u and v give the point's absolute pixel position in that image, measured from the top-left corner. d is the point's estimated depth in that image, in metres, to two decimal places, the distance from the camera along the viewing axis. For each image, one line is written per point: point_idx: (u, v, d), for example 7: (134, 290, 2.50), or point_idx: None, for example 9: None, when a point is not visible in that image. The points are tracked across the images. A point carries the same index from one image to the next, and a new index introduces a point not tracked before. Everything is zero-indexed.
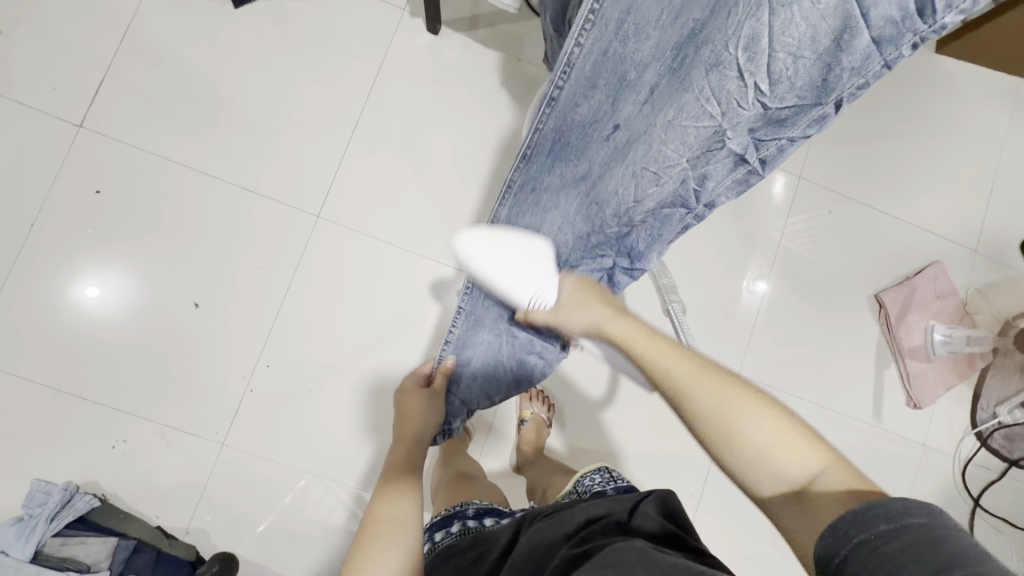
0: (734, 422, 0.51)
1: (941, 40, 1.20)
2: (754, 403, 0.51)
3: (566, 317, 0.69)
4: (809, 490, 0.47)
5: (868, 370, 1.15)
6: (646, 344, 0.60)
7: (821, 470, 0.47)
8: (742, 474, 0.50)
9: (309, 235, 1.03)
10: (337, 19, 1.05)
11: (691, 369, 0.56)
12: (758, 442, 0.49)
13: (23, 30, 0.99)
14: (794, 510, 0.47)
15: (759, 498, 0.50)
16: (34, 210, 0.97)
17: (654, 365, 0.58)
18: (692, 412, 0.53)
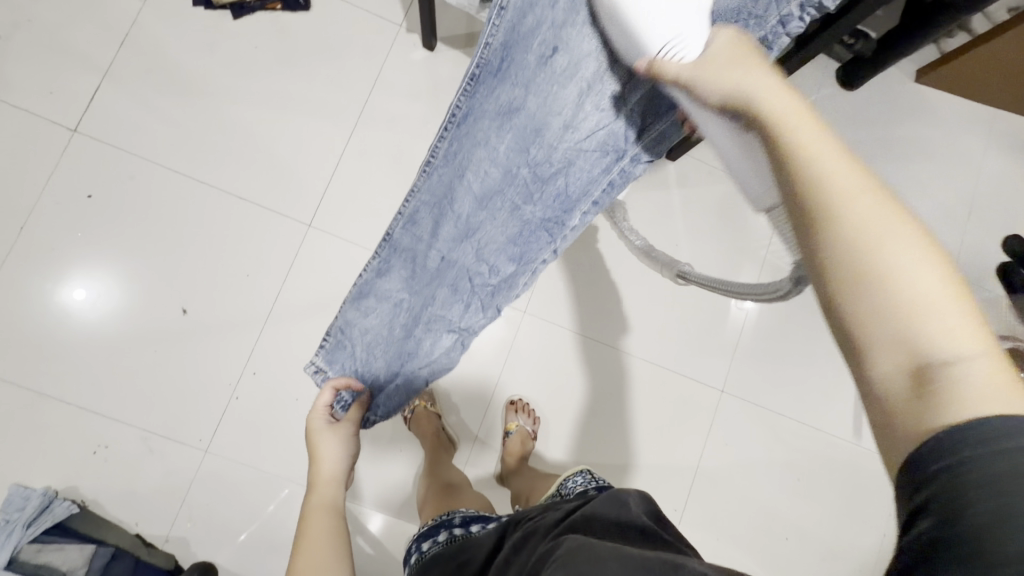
0: (884, 242, 0.29)
1: (920, 69, 1.25)
2: (923, 245, 0.29)
3: (702, 79, 0.40)
4: (945, 380, 0.27)
5: (849, 388, 1.17)
6: (805, 128, 0.33)
7: (984, 356, 0.27)
8: (849, 330, 0.30)
9: (300, 244, 1.03)
10: (334, 33, 1.07)
11: (860, 180, 0.31)
12: (908, 286, 0.28)
13: (21, 35, 1.00)
14: (910, 401, 0.27)
15: (861, 382, 0.29)
16: (24, 213, 0.98)
17: (802, 158, 0.32)
18: (831, 224, 0.30)
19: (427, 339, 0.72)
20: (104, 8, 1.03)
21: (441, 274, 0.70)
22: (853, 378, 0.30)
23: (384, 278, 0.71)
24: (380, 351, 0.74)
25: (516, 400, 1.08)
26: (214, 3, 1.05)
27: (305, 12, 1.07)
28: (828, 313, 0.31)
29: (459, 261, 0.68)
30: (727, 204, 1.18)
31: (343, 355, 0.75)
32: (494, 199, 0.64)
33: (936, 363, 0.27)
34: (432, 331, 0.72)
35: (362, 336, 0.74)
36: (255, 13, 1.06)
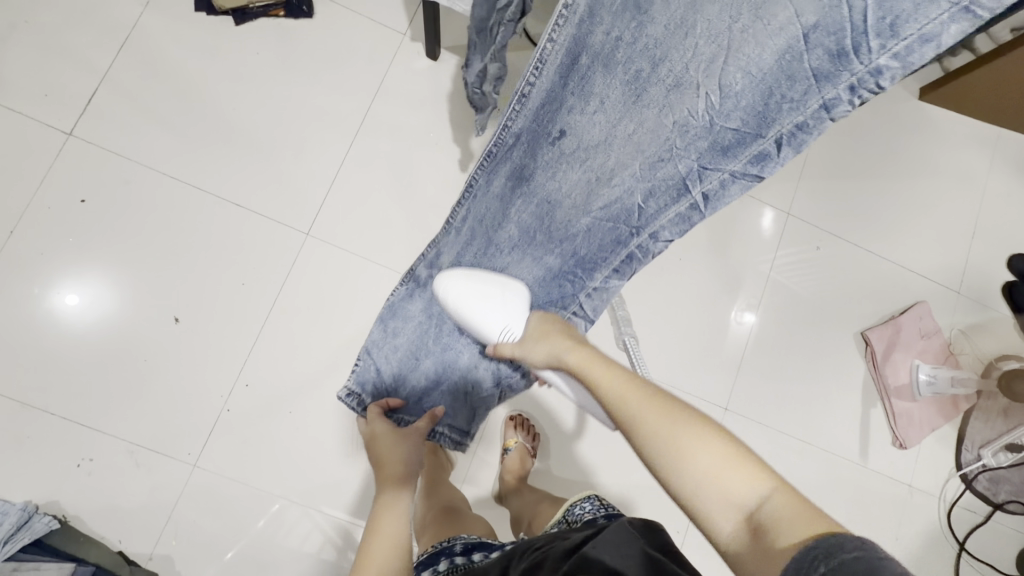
0: (679, 449, 0.45)
1: (923, 87, 1.25)
2: (707, 435, 0.45)
3: (528, 352, 0.64)
4: (762, 525, 0.39)
5: (854, 407, 1.14)
6: (598, 372, 0.56)
7: (770, 492, 0.40)
8: (695, 511, 0.43)
9: (296, 253, 1.01)
10: (337, 41, 1.06)
11: (645, 402, 0.50)
12: (701, 467, 0.43)
13: (18, 37, 0.99)
14: (749, 553, 0.39)
15: (722, 549, 0.41)
16: (14, 217, 0.95)
17: (627, 414, 0.50)
18: (647, 448, 0.47)
19: (463, 350, 0.74)
20: (104, 12, 1.02)
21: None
22: (722, 553, 0.41)
23: (408, 306, 0.75)
24: (411, 372, 0.76)
25: (516, 416, 1.05)
26: (216, 9, 1.04)
27: (308, 19, 1.06)
28: (688, 509, 0.43)
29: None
30: (731, 220, 1.16)
31: (379, 378, 0.77)
32: (519, 248, 0.69)
33: (750, 512, 0.40)
34: (465, 350, 0.74)
35: (390, 355, 0.76)
36: (257, 20, 1.05)
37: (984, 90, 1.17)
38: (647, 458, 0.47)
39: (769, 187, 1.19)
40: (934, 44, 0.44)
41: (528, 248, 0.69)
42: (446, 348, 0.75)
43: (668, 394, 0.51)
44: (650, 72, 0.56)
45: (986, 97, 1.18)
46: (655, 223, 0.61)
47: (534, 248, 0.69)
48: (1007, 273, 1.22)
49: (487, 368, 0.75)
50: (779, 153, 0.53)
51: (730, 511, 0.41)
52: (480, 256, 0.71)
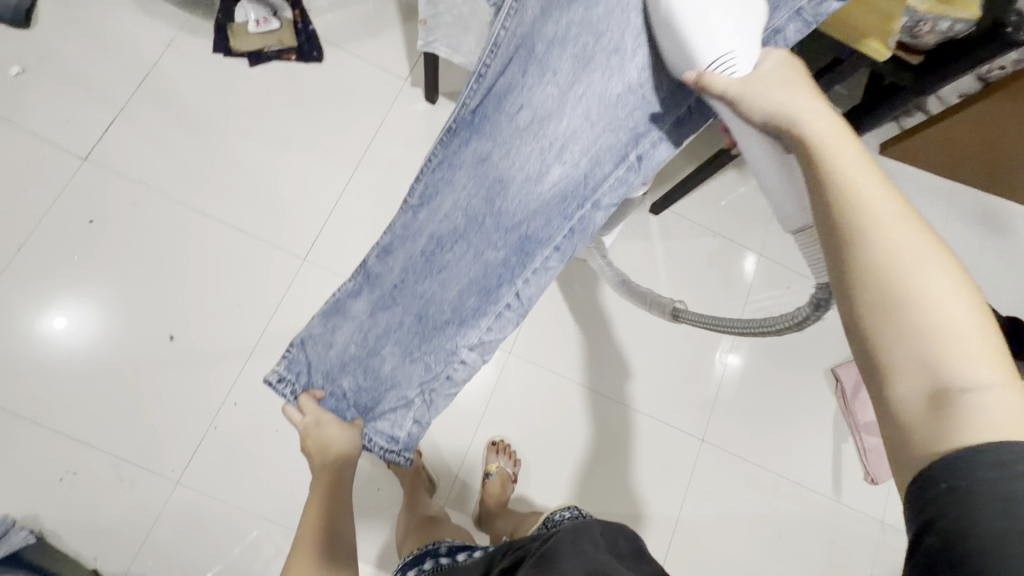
0: (916, 270, 0.34)
1: (882, 142, 1.36)
2: (951, 278, 0.34)
3: (755, 90, 0.45)
4: (967, 397, 0.31)
5: (826, 441, 1.18)
6: (849, 158, 0.39)
7: (1001, 388, 0.32)
8: (885, 350, 0.34)
9: (292, 277, 1.06)
10: (342, 84, 1.15)
11: (898, 211, 0.36)
12: (933, 309, 0.33)
13: (46, 70, 1.06)
14: (926, 419, 0.32)
15: (884, 397, 0.34)
16: (24, 234, 1.00)
17: (856, 207, 0.37)
18: (868, 248, 0.36)
19: (388, 359, 0.72)
20: (128, 50, 1.10)
21: (403, 302, 0.71)
22: (879, 410, 0.35)
23: (348, 301, 0.73)
24: (339, 372, 0.73)
25: (498, 441, 1.07)
26: (233, 51, 1.12)
27: (317, 63, 1.15)
28: (861, 339, 0.35)
29: (416, 288, 0.70)
30: (706, 259, 1.24)
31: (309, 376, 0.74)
32: (460, 240, 0.67)
33: (959, 382, 0.32)
34: (392, 356, 0.72)
35: (324, 354, 0.73)
36: (270, 62, 1.14)
37: (937, 145, 1.28)
38: (857, 258, 0.36)
39: (742, 230, 1.27)
40: (782, 37, 0.56)
41: (467, 240, 0.67)
42: (379, 349, 0.72)
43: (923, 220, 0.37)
44: (599, 47, 0.58)
45: (940, 150, 1.29)
46: (599, 192, 0.63)
47: (473, 240, 0.66)
48: None
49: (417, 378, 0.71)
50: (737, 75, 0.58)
51: (937, 376, 0.32)
52: (417, 253, 0.69)
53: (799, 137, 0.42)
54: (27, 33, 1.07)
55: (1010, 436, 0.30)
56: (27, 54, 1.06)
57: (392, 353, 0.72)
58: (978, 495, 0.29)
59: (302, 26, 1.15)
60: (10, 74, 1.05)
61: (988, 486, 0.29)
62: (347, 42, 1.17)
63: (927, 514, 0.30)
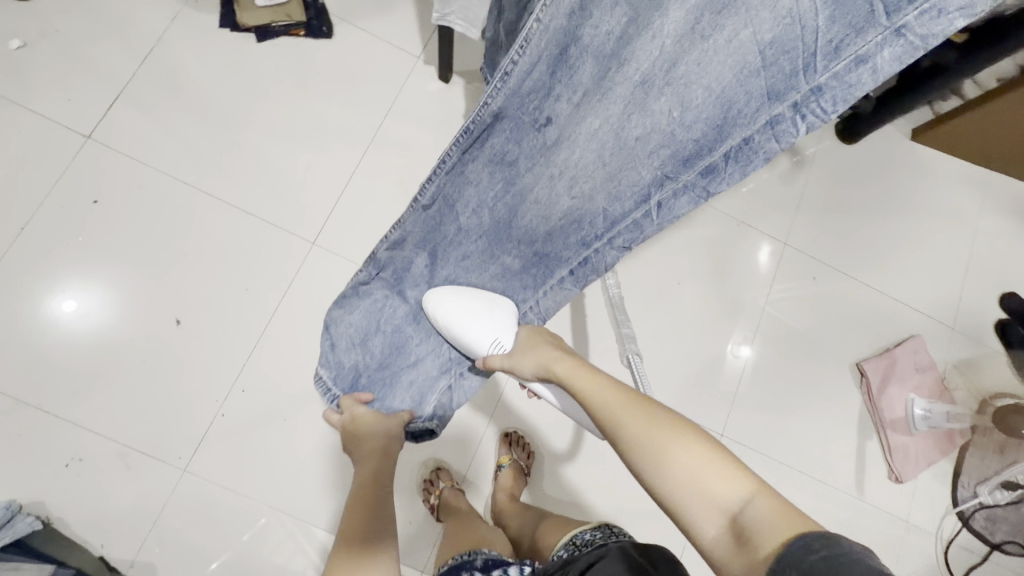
0: (664, 450, 0.47)
1: (916, 128, 1.30)
2: (684, 437, 0.48)
3: (516, 362, 0.67)
4: (745, 525, 0.41)
5: (850, 438, 1.14)
6: (582, 380, 0.59)
7: (753, 496, 0.43)
8: (681, 512, 0.45)
9: (301, 262, 1.03)
10: (353, 61, 1.10)
11: (623, 405, 0.54)
12: (683, 470, 0.46)
13: (48, 44, 1.03)
14: (733, 555, 0.40)
15: (706, 550, 0.43)
16: (27, 214, 0.97)
17: (612, 420, 0.53)
18: (627, 449, 0.50)
19: (415, 336, 0.75)
20: (133, 24, 1.06)
21: (424, 280, 0.73)
22: (710, 561, 0.43)
23: (368, 285, 0.73)
24: (360, 346, 0.75)
25: (511, 433, 1.05)
26: (240, 26, 1.08)
27: (327, 39, 1.10)
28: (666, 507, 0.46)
29: (438, 270, 0.72)
30: (727, 249, 1.19)
31: (333, 355, 0.77)
32: (482, 240, 0.68)
33: (734, 513, 0.42)
34: (419, 334, 0.75)
35: (347, 331, 0.76)
36: (278, 38, 1.09)
37: (973, 131, 1.22)
38: (628, 461, 0.50)
39: (767, 218, 1.22)
40: (870, 70, 0.40)
41: (491, 246, 0.69)
42: (396, 321, 0.75)
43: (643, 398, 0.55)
44: (624, 65, 0.49)
45: (977, 136, 1.23)
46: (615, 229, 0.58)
47: (494, 246, 0.68)
48: (1000, 311, 1.24)
49: (442, 368, 0.76)
50: (792, 123, 0.44)
51: (709, 515, 0.43)
52: (440, 245, 0.70)
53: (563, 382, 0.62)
54: (28, 5, 1.03)
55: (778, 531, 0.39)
56: (29, 28, 1.02)
57: (414, 329, 0.75)
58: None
59: (311, 0, 1.10)
60: (11, 48, 1.01)
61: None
62: (358, 17, 1.12)
63: None
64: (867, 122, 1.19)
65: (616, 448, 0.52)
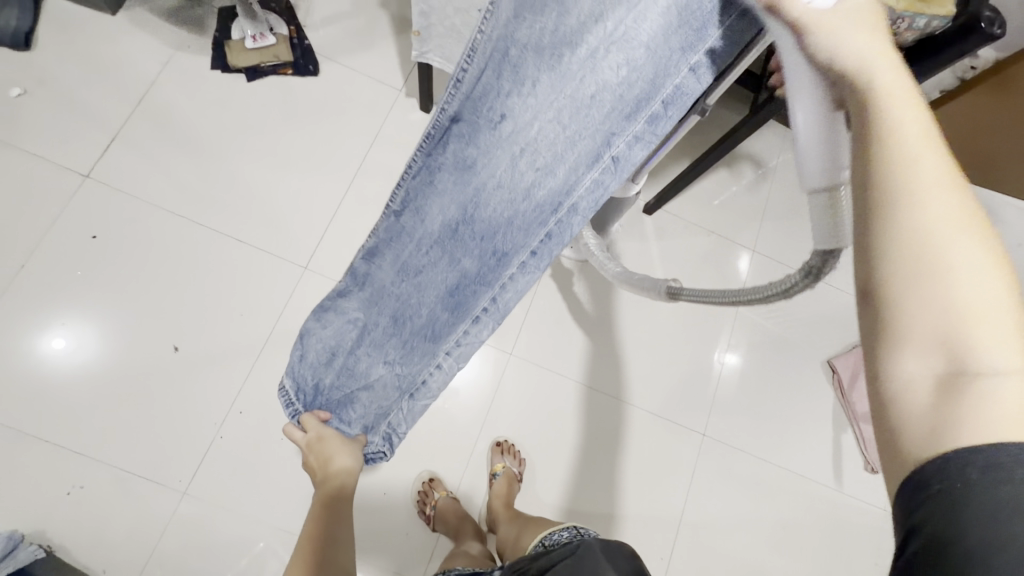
0: (954, 256, 0.30)
1: None
2: (989, 253, 0.30)
3: (832, 29, 0.35)
4: (981, 395, 0.29)
5: (826, 432, 1.19)
6: (899, 108, 0.33)
7: (1013, 376, 0.29)
8: (900, 327, 0.31)
9: (294, 286, 1.07)
10: (338, 96, 1.17)
11: (939, 171, 0.31)
12: (960, 291, 0.30)
13: (46, 91, 1.08)
14: (933, 410, 0.30)
15: (889, 378, 0.31)
16: (27, 251, 1.01)
17: (904, 171, 0.31)
18: (908, 218, 0.31)
19: (366, 359, 0.75)
20: (128, 69, 1.12)
21: (383, 304, 0.73)
22: (876, 390, 0.32)
23: (345, 297, 0.77)
24: (325, 361, 0.78)
25: (502, 441, 1.09)
26: (230, 67, 1.14)
27: (313, 76, 1.17)
28: (879, 307, 0.32)
29: (395, 292, 0.72)
30: (700, 257, 1.26)
31: (298, 365, 0.81)
32: (437, 246, 0.66)
33: (981, 379, 0.29)
34: (370, 357, 0.75)
35: (316, 345, 0.79)
36: (266, 77, 1.15)
37: None
38: (897, 234, 0.31)
39: (736, 227, 1.29)
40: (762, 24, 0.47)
41: (445, 248, 0.66)
42: (356, 342, 0.76)
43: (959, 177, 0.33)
44: (568, 41, 0.51)
45: None
46: (575, 191, 0.56)
47: (450, 248, 0.65)
48: None
49: (389, 397, 0.76)
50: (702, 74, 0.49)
51: (942, 368, 0.30)
52: (401, 255, 0.70)
53: (852, 80, 0.34)
54: (27, 56, 1.09)
55: (1011, 435, 0.28)
56: (28, 76, 1.08)
57: (368, 353, 0.75)
58: (974, 493, 0.28)
59: (297, 41, 1.17)
60: (11, 96, 1.06)
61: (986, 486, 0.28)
62: (342, 55, 1.19)
63: (910, 503, 0.30)
64: None
65: (880, 195, 0.32)
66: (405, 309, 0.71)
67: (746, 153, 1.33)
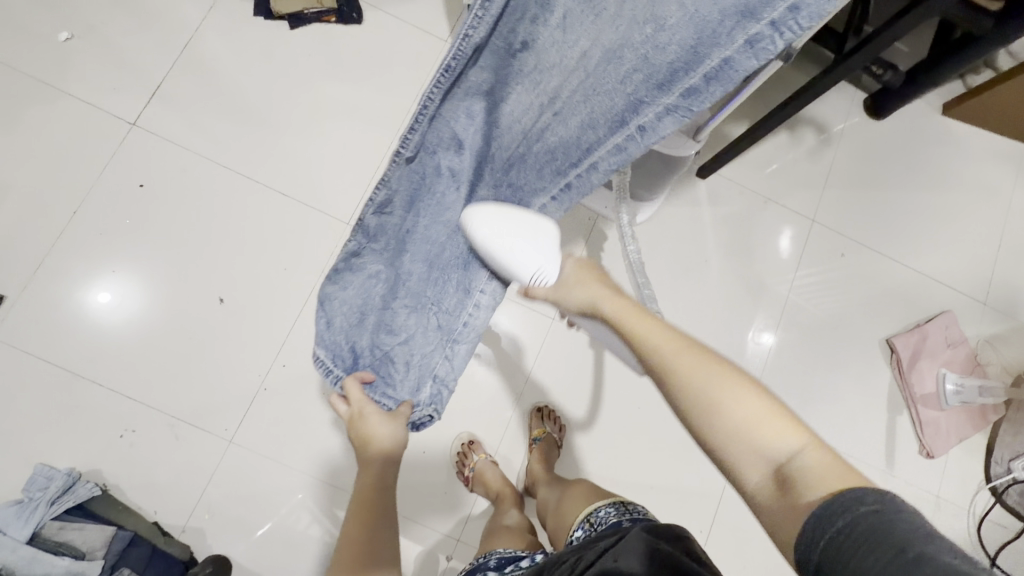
0: (722, 400, 0.47)
1: (946, 102, 1.28)
2: (741, 382, 0.48)
3: (563, 296, 0.62)
4: (792, 474, 0.43)
5: (880, 413, 1.14)
6: (637, 324, 0.55)
7: (802, 449, 0.44)
8: (726, 458, 0.46)
9: (335, 242, 1.06)
10: (382, 46, 1.13)
11: (679, 350, 0.51)
12: (738, 415, 0.46)
13: (92, 36, 1.07)
14: (775, 503, 0.43)
15: (748, 492, 0.45)
16: (78, 199, 1.02)
17: (667, 363, 0.51)
18: (680, 394, 0.49)
19: (402, 313, 0.67)
20: (171, 15, 1.10)
21: (412, 251, 0.65)
22: (751, 504, 0.45)
23: (361, 257, 0.66)
24: (353, 324, 0.68)
25: (542, 407, 1.07)
26: (273, 14, 1.11)
27: (357, 25, 1.13)
28: (713, 455, 0.47)
29: (424, 235, 0.64)
30: (755, 226, 1.19)
31: (328, 333, 0.69)
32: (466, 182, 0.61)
33: (782, 464, 0.44)
34: (406, 310, 0.67)
35: (340, 308, 0.68)
36: (310, 25, 1.12)
37: (1002, 108, 1.21)
38: (682, 408, 0.49)
39: (795, 195, 1.21)
40: None
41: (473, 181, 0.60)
42: (380, 291, 0.67)
43: (696, 342, 0.52)
44: None
45: (1007, 112, 1.22)
46: (596, 153, 0.51)
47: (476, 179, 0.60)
48: None
49: (434, 343, 0.68)
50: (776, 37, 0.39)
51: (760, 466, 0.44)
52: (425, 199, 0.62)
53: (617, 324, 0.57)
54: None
55: (829, 485, 0.41)
56: (75, 21, 1.07)
57: (402, 307, 0.67)
58: (838, 542, 0.37)
59: None
60: (58, 41, 1.06)
61: (835, 539, 0.37)
62: (386, 2, 1.14)
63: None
64: (897, 99, 1.19)
65: (666, 388, 0.50)
66: (436, 245, 0.65)
67: (810, 116, 1.24)
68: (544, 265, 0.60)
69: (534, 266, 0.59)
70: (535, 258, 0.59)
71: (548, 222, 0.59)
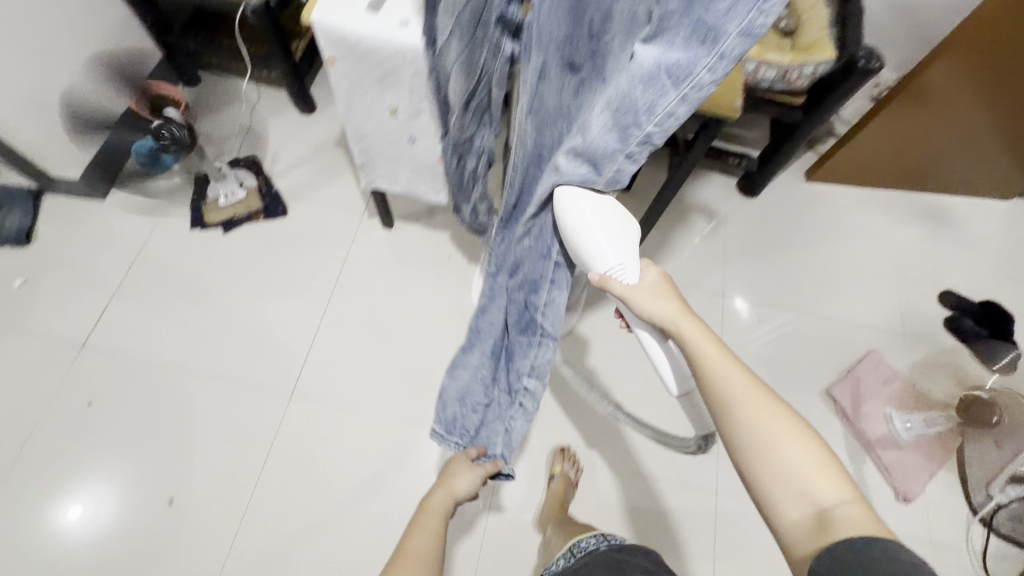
0: (776, 440, 0.50)
1: (806, 170, 1.47)
2: (796, 428, 0.51)
3: (636, 298, 0.61)
4: (830, 518, 0.46)
5: (845, 466, 1.14)
6: (711, 349, 0.56)
7: (849, 501, 0.47)
8: (766, 492, 0.50)
9: (282, 415, 1.10)
10: (307, 229, 1.28)
11: (748, 388, 0.53)
12: (794, 458, 0.49)
13: (46, 276, 1.19)
14: (804, 536, 0.47)
15: (773, 520, 0.49)
16: (28, 429, 1.05)
17: (727, 395, 0.54)
18: (738, 423, 0.52)
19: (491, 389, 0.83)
20: (116, 241, 1.23)
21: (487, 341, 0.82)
22: (774, 528, 0.50)
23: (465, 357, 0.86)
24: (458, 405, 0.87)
25: (562, 449, 1.09)
26: (207, 224, 1.25)
27: (284, 216, 1.28)
28: (755, 488, 0.51)
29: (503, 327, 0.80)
30: None
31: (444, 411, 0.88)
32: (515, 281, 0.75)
33: (823, 506, 0.47)
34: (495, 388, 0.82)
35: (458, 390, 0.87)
36: (241, 225, 1.26)
37: (849, 167, 1.41)
38: (734, 438, 0.52)
39: (702, 275, 1.33)
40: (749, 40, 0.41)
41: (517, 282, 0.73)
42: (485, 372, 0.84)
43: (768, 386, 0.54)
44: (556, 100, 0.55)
45: (854, 170, 1.42)
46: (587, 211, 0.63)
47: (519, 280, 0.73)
48: (944, 309, 1.31)
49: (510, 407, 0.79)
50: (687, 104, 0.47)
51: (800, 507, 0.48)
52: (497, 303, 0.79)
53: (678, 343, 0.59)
54: (28, 249, 1.21)
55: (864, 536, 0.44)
56: (30, 267, 1.20)
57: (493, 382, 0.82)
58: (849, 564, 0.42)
59: (265, 189, 1.28)
60: (14, 287, 1.17)
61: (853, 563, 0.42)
62: (306, 192, 1.30)
63: None
64: (760, 177, 1.36)
65: (721, 416, 0.54)
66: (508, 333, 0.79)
67: (696, 205, 1.40)
68: (629, 264, 0.62)
69: (615, 258, 0.61)
70: (611, 252, 0.61)
71: (619, 223, 0.61)
